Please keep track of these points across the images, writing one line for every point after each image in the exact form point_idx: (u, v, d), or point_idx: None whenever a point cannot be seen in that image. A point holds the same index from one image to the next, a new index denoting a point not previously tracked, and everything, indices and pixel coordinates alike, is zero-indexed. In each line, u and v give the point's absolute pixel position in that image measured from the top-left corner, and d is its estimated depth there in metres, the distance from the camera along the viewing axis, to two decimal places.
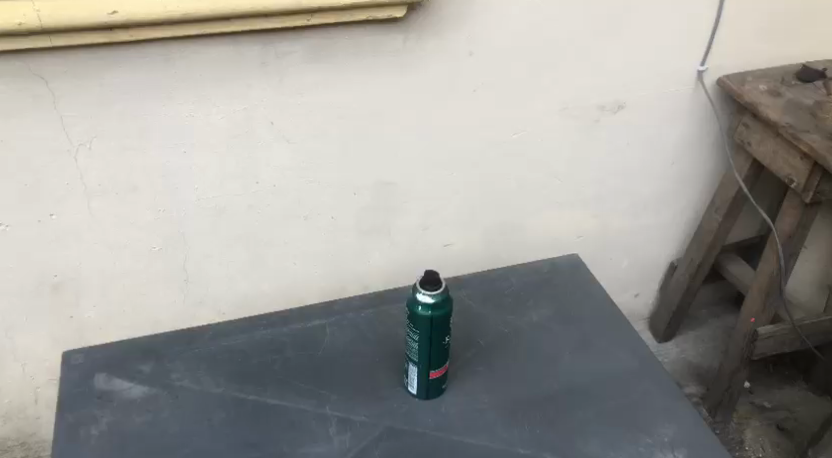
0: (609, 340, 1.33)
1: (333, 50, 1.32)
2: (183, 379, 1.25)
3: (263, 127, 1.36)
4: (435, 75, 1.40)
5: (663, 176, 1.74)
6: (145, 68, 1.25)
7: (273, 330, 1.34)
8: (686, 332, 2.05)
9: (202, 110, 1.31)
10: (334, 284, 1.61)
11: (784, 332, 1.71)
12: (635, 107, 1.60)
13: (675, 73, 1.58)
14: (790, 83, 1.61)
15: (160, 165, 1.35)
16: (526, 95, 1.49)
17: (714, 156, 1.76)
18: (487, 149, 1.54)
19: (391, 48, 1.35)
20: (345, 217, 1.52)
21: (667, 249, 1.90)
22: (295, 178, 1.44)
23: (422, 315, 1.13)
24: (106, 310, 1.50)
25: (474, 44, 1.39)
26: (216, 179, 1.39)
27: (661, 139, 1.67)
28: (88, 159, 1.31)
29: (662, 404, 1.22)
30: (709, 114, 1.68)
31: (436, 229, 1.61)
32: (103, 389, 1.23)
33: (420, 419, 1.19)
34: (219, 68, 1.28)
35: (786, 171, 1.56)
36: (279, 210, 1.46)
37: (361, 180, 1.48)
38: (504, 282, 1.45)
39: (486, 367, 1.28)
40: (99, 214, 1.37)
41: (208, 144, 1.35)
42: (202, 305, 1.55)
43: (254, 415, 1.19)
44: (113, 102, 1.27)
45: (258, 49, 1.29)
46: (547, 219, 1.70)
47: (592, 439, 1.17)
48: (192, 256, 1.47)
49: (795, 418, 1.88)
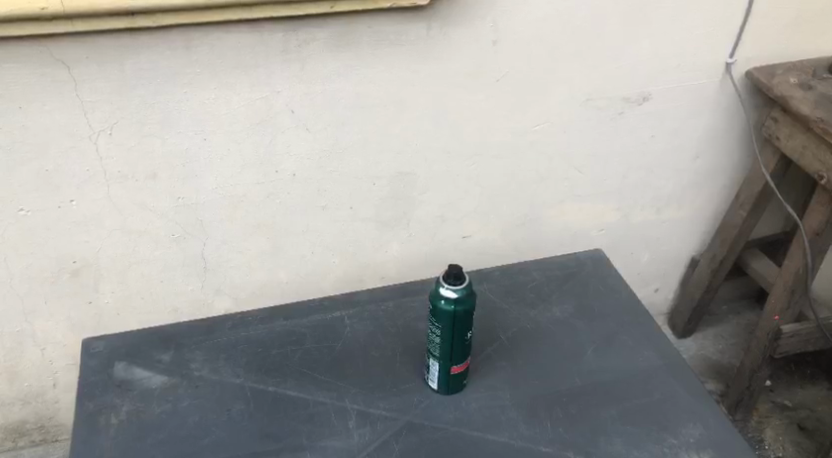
0: (633, 338, 1.31)
1: (355, 37, 1.30)
2: (202, 369, 1.24)
3: (283, 115, 1.35)
4: (457, 63, 1.38)
5: (688, 171, 1.71)
6: (165, 54, 1.23)
7: (293, 320, 1.33)
8: (706, 328, 2.03)
9: (223, 97, 1.30)
10: (351, 274, 1.60)
11: (809, 331, 1.70)
12: (660, 99, 1.57)
13: (703, 66, 1.55)
14: (821, 76, 1.57)
15: (179, 152, 1.33)
16: (550, 86, 1.47)
17: (741, 152, 1.72)
18: (509, 140, 1.51)
19: (413, 36, 1.33)
20: (364, 208, 1.50)
21: (690, 245, 1.87)
22: (314, 167, 1.42)
23: (445, 309, 1.11)
24: (124, 296, 1.49)
25: (498, 32, 1.37)
26: (236, 167, 1.38)
27: (687, 132, 1.64)
28: (108, 146, 1.30)
29: (687, 404, 1.20)
30: (736, 107, 1.65)
31: (455, 220, 1.59)
32: (123, 377, 1.23)
33: (440, 414, 1.17)
34: (239, 55, 1.27)
35: (816, 167, 1.53)
36: (299, 199, 1.45)
37: (382, 169, 1.46)
38: (526, 276, 1.43)
39: (507, 363, 1.26)
40: (118, 200, 1.36)
41: (228, 132, 1.34)
42: (219, 294, 1.54)
43: (273, 407, 1.18)
44: (134, 89, 1.25)
45: (280, 35, 1.27)
46: (569, 212, 1.67)
47: (615, 439, 1.15)
48: (210, 244, 1.46)
49: (817, 418, 1.86)
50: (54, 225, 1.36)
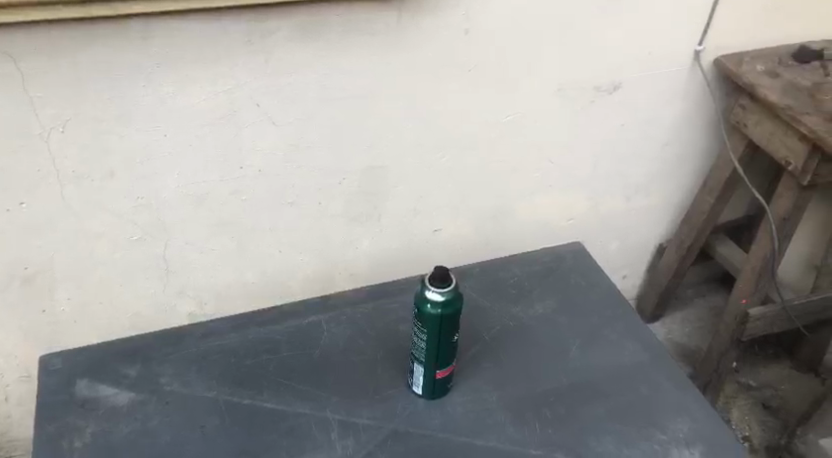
0: (616, 332, 1.29)
1: (322, 28, 1.24)
2: (172, 383, 1.18)
3: (248, 109, 1.28)
4: (427, 54, 1.33)
5: (657, 158, 1.70)
6: (122, 45, 1.16)
7: (267, 327, 1.28)
8: (673, 313, 2.03)
9: (185, 92, 1.23)
10: (321, 272, 1.55)
11: (775, 314, 1.70)
12: (631, 88, 1.55)
13: (673, 53, 1.53)
14: (787, 63, 1.58)
15: (138, 149, 1.26)
16: (522, 75, 1.43)
17: (709, 139, 1.72)
18: (481, 132, 1.47)
19: (383, 25, 1.28)
20: (333, 203, 1.45)
21: (658, 232, 1.86)
22: (281, 162, 1.36)
23: (431, 313, 1.07)
24: (82, 303, 1.41)
25: (470, 21, 1.32)
26: (199, 164, 1.31)
27: (656, 120, 1.63)
28: (61, 144, 1.21)
29: (674, 398, 1.19)
30: (704, 94, 1.64)
31: (426, 214, 1.54)
32: (87, 396, 1.15)
33: (426, 420, 1.13)
34: (201, 48, 1.20)
35: (784, 153, 1.53)
36: (265, 196, 1.39)
37: (351, 163, 1.41)
38: (506, 272, 1.39)
39: (491, 363, 1.23)
40: (73, 202, 1.28)
41: (190, 127, 1.27)
42: (182, 296, 1.47)
43: (250, 420, 1.13)
44: (90, 83, 1.17)
45: (244, 26, 1.20)
46: (540, 203, 1.65)
47: (605, 437, 1.13)
48: (172, 245, 1.39)
49: (781, 396, 1.88)
50: (5, 230, 1.27)
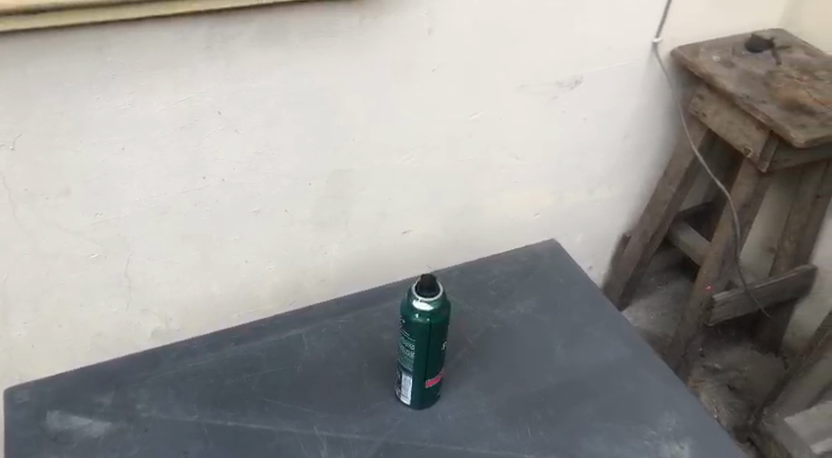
0: (599, 329, 1.29)
1: (283, 31, 1.21)
2: (150, 409, 1.13)
3: (209, 117, 1.23)
4: (391, 54, 1.31)
5: (619, 150, 1.71)
6: (75, 55, 1.10)
7: (246, 345, 1.24)
8: (638, 301, 2.05)
9: (143, 102, 1.18)
10: (290, 281, 1.51)
11: (738, 298, 1.74)
12: (592, 81, 1.55)
13: (632, 46, 1.54)
14: (740, 53, 1.60)
15: (95, 164, 1.20)
16: (486, 73, 1.42)
17: (668, 130, 1.74)
18: (447, 131, 1.46)
19: (345, 27, 1.24)
20: (299, 210, 1.41)
21: (620, 223, 1.88)
22: (245, 170, 1.32)
23: (419, 322, 1.05)
24: (40, 327, 1.34)
25: (433, 21, 1.30)
26: (161, 176, 1.26)
27: (617, 112, 1.63)
28: (12, 161, 1.15)
29: (660, 393, 1.19)
30: (663, 85, 1.65)
31: (395, 216, 1.52)
32: (59, 429, 1.10)
33: (417, 431, 1.11)
34: (159, 55, 1.15)
35: (742, 141, 1.55)
36: (229, 206, 1.35)
37: (317, 169, 1.38)
38: (486, 274, 1.38)
39: (478, 367, 1.21)
40: (26, 222, 1.21)
41: (150, 139, 1.21)
42: (146, 313, 1.42)
43: (237, 443, 1.09)
44: (41, 96, 1.11)
45: (203, 32, 1.16)
46: (507, 201, 1.64)
47: (597, 437, 1.12)
48: (134, 260, 1.33)
49: (745, 378, 1.92)
50: None
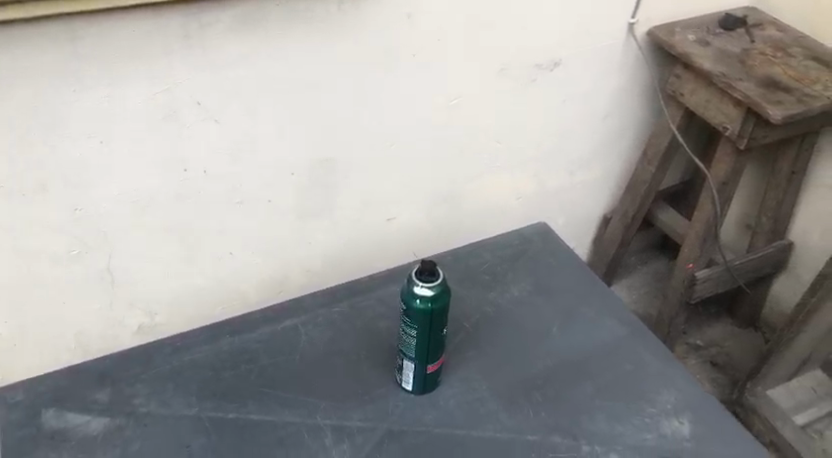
0: (593, 310, 1.30)
1: (261, 18, 1.19)
2: (148, 404, 1.13)
3: (188, 108, 1.21)
4: (371, 40, 1.29)
5: (597, 131, 1.72)
6: (49, 47, 1.07)
7: (242, 337, 1.23)
8: (619, 281, 2.08)
9: (121, 94, 1.15)
10: (277, 272, 1.50)
11: (719, 275, 1.77)
12: (570, 64, 1.55)
13: (609, 27, 1.55)
14: (715, 32, 1.62)
15: (74, 158, 1.17)
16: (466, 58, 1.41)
17: (646, 110, 1.76)
18: (427, 117, 1.45)
19: (323, 13, 1.23)
20: (283, 199, 1.40)
21: (600, 205, 1.89)
22: (227, 161, 1.30)
23: (419, 307, 1.06)
24: (21, 327, 1.31)
25: (411, 5, 1.29)
26: (142, 169, 1.24)
27: (595, 94, 1.64)
28: None
29: (657, 370, 1.21)
30: (640, 65, 1.66)
31: (379, 203, 1.51)
32: (57, 427, 1.09)
33: (420, 416, 1.12)
34: (136, 46, 1.12)
35: (720, 119, 1.57)
36: (213, 197, 1.33)
37: (300, 158, 1.36)
38: (477, 259, 1.38)
39: (476, 351, 1.22)
40: (3, 220, 1.18)
41: (130, 131, 1.19)
42: (132, 308, 1.40)
43: (241, 435, 1.09)
44: (14, 90, 1.08)
45: (180, 20, 1.13)
46: (490, 185, 1.64)
47: (597, 415, 1.14)
48: (118, 256, 1.31)
49: (726, 353, 1.96)
50: None
